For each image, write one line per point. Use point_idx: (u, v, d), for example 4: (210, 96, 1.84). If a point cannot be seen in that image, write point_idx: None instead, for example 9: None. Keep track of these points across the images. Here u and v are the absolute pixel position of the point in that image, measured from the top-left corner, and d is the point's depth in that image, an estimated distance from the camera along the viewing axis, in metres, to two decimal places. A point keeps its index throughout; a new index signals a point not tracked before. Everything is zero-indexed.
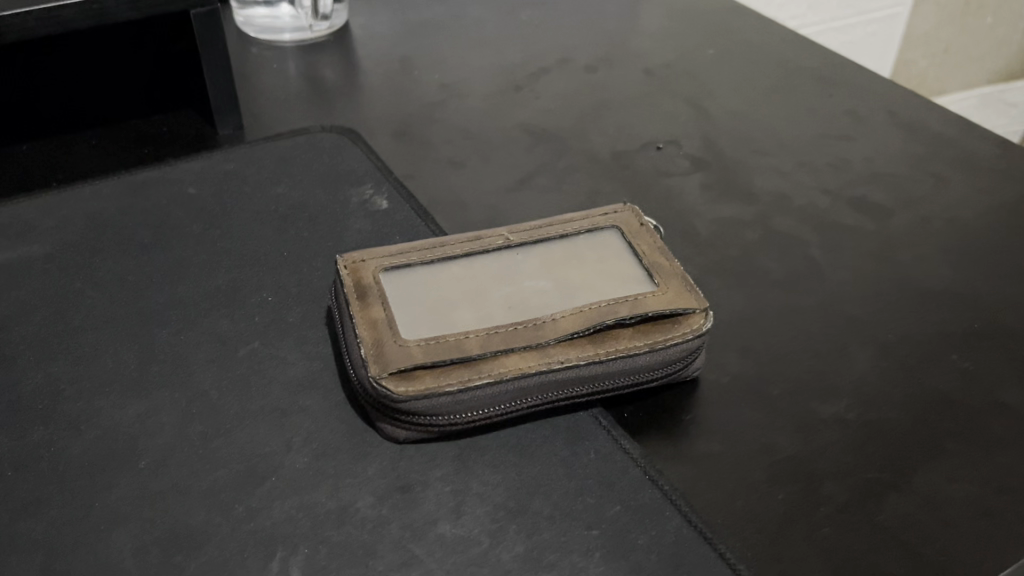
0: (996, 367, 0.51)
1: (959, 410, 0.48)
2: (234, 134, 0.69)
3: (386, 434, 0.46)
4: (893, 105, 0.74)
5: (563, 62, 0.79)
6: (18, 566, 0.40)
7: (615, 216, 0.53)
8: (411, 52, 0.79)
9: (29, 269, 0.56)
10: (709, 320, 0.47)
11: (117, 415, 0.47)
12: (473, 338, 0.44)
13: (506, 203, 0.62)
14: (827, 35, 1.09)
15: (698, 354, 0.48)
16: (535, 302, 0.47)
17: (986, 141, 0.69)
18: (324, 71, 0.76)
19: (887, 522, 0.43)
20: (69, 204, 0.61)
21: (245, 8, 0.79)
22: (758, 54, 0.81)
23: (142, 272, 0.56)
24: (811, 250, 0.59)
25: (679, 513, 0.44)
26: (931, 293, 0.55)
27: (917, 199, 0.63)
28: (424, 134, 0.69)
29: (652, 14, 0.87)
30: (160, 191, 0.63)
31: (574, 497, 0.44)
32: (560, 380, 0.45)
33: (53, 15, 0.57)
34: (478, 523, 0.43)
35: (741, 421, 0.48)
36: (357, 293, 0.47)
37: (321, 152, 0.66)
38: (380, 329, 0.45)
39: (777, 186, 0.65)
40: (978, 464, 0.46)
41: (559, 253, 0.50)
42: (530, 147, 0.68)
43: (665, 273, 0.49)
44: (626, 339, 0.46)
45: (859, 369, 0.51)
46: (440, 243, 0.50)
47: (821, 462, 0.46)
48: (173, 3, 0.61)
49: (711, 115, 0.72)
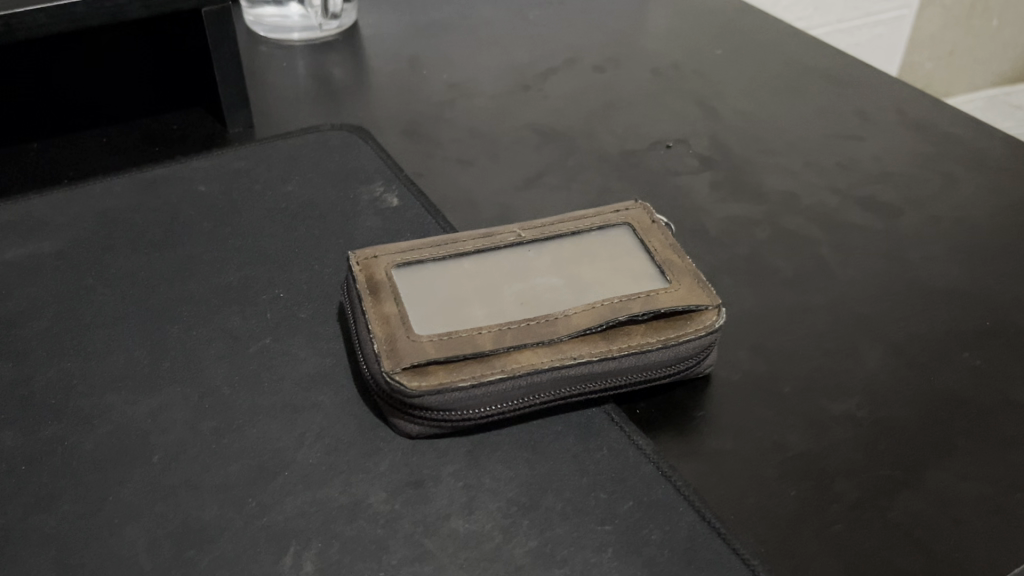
0: (1007, 365, 0.51)
1: (970, 408, 0.48)
2: (244, 132, 0.69)
3: (398, 430, 0.46)
4: (901, 105, 0.74)
5: (571, 61, 0.79)
6: (31, 560, 0.40)
7: (626, 213, 0.53)
8: (419, 52, 0.79)
9: (39, 266, 0.56)
10: (721, 318, 0.47)
11: (129, 410, 0.47)
12: (485, 334, 0.44)
13: (516, 201, 0.62)
14: (833, 37, 1.10)
15: (709, 351, 0.48)
16: (547, 299, 0.47)
17: (994, 141, 0.69)
18: (332, 70, 0.76)
19: (899, 519, 0.43)
20: (80, 202, 0.61)
21: (253, 8, 0.79)
22: (765, 55, 0.81)
23: (153, 269, 0.56)
24: (820, 249, 0.59)
25: (691, 509, 0.44)
26: (941, 292, 0.55)
27: (926, 199, 0.63)
28: (433, 133, 0.69)
29: (659, 14, 0.87)
30: (170, 189, 0.63)
31: (586, 493, 0.44)
32: (573, 376, 0.45)
33: (66, 13, 0.57)
34: (490, 519, 0.43)
35: (752, 419, 0.48)
36: (369, 289, 0.47)
37: (331, 150, 0.67)
38: (392, 324, 0.45)
39: (786, 186, 0.65)
40: (989, 461, 0.46)
41: (572, 250, 0.50)
42: (539, 146, 0.68)
43: (676, 270, 0.49)
44: (638, 336, 0.46)
45: (870, 367, 0.51)
46: (451, 239, 0.50)
47: (833, 459, 0.46)
48: (184, 2, 0.61)
49: (719, 115, 0.72)
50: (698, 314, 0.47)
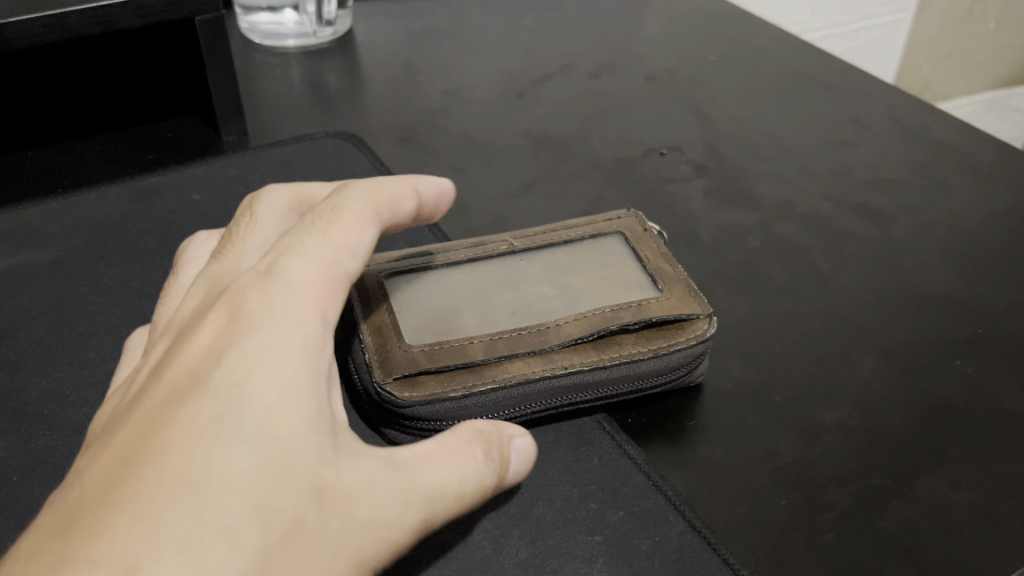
0: (999, 373, 0.51)
1: (962, 417, 0.48)
2: (238, 141, 0.69)
3: (387, 439, 0.46)
4: (895, 111, 0.74)
5: (565, 68, 0.79)
6: None
7: (618, 222, 0.53)
8: (414, 59, 0.79)
9: (33, 276, 0.56)
10: (711, 327, 0.47)
11: None
12: (476, 344, 0.44)
13: (509, 209, 0.62)
14: (830, 41, 1.10)
15: (701, 360, 0.48)
16: (538, 308, 0.47)
17: (989, 148, 0.69)
18: (327, 77, 0.76)
19: (890, 528, 0.43)
20: (74, 211, 0.61)
21: (247, 15, 0.79)
22: (760, 61, 0.81)
23: (147, 278, 0.56)
24: (813, 256, 0.59)
25: (681, 519, 0.44)
26: (934, 299, 0.55)
27: (920, 205, 0.63)
28: (427, 140, 0.69)
29: (654, 20, 0.87)
30: (165, 197, 0.63)
31: (577, 503, 0.44)
32: (565, 387, 0.45)
33: (60, 23, 0.57)
34: (481, 529, 0.43)
35: (744, 429, 0.48)
36: (360, 298, 0.47)
37: (325, 158, 0.67)
38: (383, 334, 0.45)
39: (780, 193, 0.65)
40: (981, 470, 0.45)
41: (564, 258, 0.50)
42: (533, 153, 0.68)
43: (668, 280, 0.49)
44: (628, 346, 0.46)
45: (862, 375, 0.51)
46: (443, 248, 0.50)
47: (824, 469, 0.46)
48: (178, 10, 0.61)
49: (713, 121, 0.72)
50: (691, 322, 0.47)
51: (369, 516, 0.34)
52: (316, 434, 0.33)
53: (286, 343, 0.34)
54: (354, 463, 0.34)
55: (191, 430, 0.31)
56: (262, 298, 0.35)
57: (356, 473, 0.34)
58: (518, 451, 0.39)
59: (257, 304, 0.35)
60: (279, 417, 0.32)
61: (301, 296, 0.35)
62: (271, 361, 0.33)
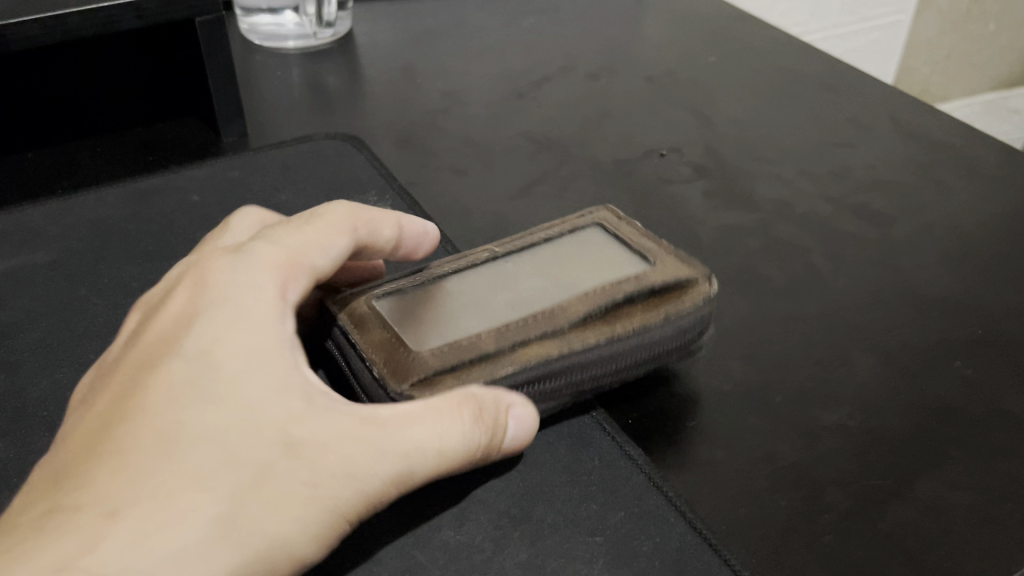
0: (998, 374, 0.51)
1: (961, 418, 0.48)
2: (238, 142, 0.69)
3: None
4: (895, 112, 0.74)
5: (565, 69, 0.79)
6: None
7: (594, 213, 0.53)
8: (414, 60, 0.80)
9: (33, 277, 0.56)
10: (715, 284, 0.48)
11: None
12: (485, 336, 0.44)
13: (509, 210, 0.62)
14: (830, 43, 1.10)
15: (705, 326, 0.49)
16: (538, 299, 0.47)
17: (988, 149, 0.69)
18: (327, 79, 0.76)
19: (890, 529, 0.43)
20: (74, 212, 0.61)
21: (248, 16, 0.80)
22: (760, 63, 0.81)
23: (147, 279, 0.56)
24: (812, 257, 0.59)
25: (681, 520, 0.44)
26: (933, 300, 0.56)
27: (919, 206, 0.63)
28: (427, 142, 0.69)
29: (653, 21, 0.88)
30: (165, 198, 0.63)
31: (577, 504, 0.44)
32: (580, 363, 0.45)
33: (61, 24, 0.57)
34: (481, 530, 0.43)
35: (744, 430, 0.48)
36: (352, 322, 0.46)
37: (325, 159, 0.67)
38: (388, 348, 0.44)
39: (779, 194, 0.65)
40: (980, 471, 0.46)
41: (552, 252, 0.50)
42: (533, 154, 0.68)
43: (659, 250, 0.49)
44: (638, 315, 0.46)
45: (861, 376, 0.51)
46: (424, 268, 0.50)
47: (824, 470, 0.46)
48: (178, 12, 0.61)
49: (713, 123, 0.73)
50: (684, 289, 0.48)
51: (347, 461, 0.36)
52: (284, 395, 0.36)
53: (251, 318, 0.38)
54: (326, 419, 0.36)
55: (167, 392, 0.35)
56: (240, 276, 0.40)
57: (328, 423, 0.36)
58: (519, 419, 0.40)
59: (227, 282, 0.40)
60: (244, 365, 0.36)
61: (265, 275, 0.40)
62: (244, 327, 0.38)
